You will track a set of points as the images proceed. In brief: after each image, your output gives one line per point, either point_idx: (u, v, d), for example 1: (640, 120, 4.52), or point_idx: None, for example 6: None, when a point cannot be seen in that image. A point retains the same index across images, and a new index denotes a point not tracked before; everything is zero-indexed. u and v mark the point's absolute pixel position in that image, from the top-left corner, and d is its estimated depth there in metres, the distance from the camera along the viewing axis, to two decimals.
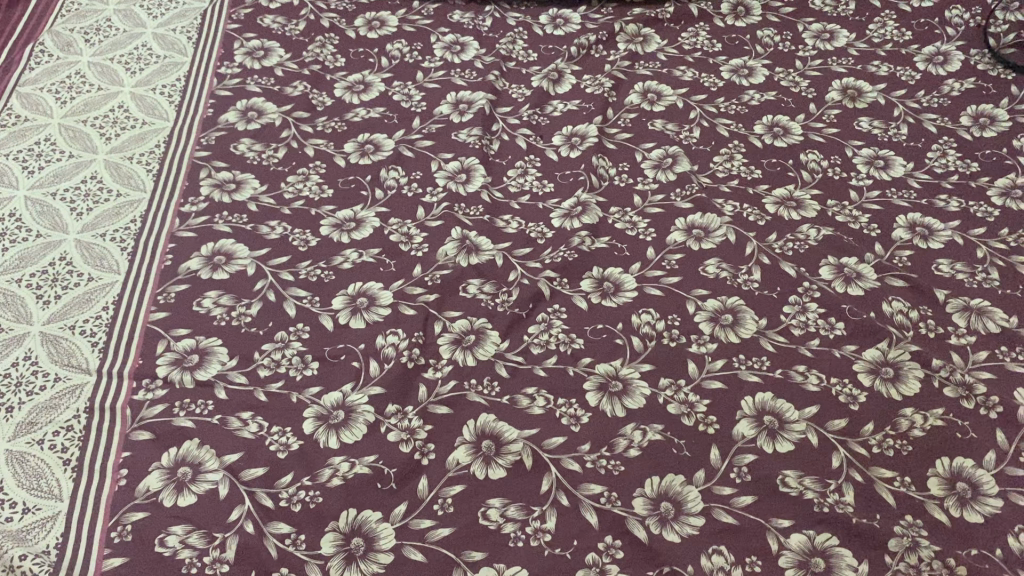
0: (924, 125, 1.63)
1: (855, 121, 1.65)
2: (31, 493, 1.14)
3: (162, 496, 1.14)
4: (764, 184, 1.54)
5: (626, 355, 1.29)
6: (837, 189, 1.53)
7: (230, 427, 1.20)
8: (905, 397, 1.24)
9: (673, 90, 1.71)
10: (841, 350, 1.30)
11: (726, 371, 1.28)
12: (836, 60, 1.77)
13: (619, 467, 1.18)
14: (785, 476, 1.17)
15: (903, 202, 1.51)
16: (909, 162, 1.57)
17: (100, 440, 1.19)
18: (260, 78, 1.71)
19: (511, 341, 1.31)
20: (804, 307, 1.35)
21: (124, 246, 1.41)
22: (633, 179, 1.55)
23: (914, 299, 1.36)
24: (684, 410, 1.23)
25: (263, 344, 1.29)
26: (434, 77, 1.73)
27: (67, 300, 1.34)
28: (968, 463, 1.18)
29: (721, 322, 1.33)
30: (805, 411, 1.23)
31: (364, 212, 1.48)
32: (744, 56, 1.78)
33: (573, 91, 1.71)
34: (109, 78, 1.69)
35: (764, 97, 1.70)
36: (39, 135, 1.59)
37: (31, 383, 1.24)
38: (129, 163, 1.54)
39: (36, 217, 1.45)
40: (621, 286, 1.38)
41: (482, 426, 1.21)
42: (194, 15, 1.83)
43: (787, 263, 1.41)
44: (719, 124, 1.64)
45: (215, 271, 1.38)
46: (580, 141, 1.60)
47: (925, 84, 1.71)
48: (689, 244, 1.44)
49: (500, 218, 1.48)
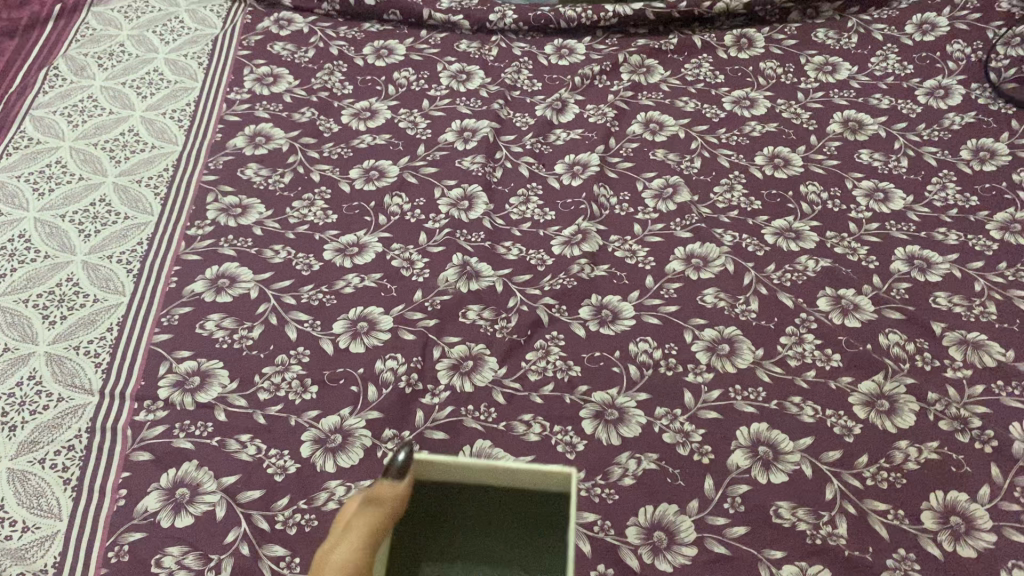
0: (924, 158, 1.65)
1: (855, 153, 1.66)
2: (31, 511, 1.15)
3: (159, 517, 1.15)
4: (764, 215, 1.55)
5: (623, 383, 1.31)
6: (836, 220, 1.54)
7: (229, 449, 1.22)
8: (900, 430, 1.25)
9: (675, 121, 1.73)
10: (837, 381, 1.31)
11: (723, 401, 1.28)
12: (837, 93, 1.79)
13: (612, 495, 1.18)
14: (778, 507, 1.17)
15: (902, 234, 1.52)
16: (908, 196, 1.58)
17: (101, 459, 1.20)
18: (269, 104, 1.74)
19: (509, 367, 1.32)
20: (801, 338, 1.36)
21: (130, 268, 1.43)
22: (633, 208, 1.56)
23: (911, 331, 1.37)
24: (679, 439, 1.24)
25: (263, 367, 1.31)
26: (440, 105, 1.76)
27: (73, 321, 1.36)
28: (962, 497, 1.18)
29: (718, 352, 1.34)
30: (800, 442, 1.23)
31: (367, 237, 1.50)
32: (746, 88, 1.81)
33: (576, 120, 1.74)
34: (120, 103, 1.73)
35: (766, 128, 1.72)
36: (50, 158, 1.62)
37: (35, 402, 1.26)
38: (138, 187, 1.57)
39: (45, 238, 1.48)
40: (620, 314, 1.40)
41: (477, 452, 1.22)
42: (206, 41, 1.87)
43: (785, 294, 1.42)
44: (720, 155, 1.66)
45: (219, 293, 1.40)
46: (582, 170, 1.63)
47: (925, 118, 1.73)
48: (687, 273, 1.46)
49: (501, 245, 1.50)
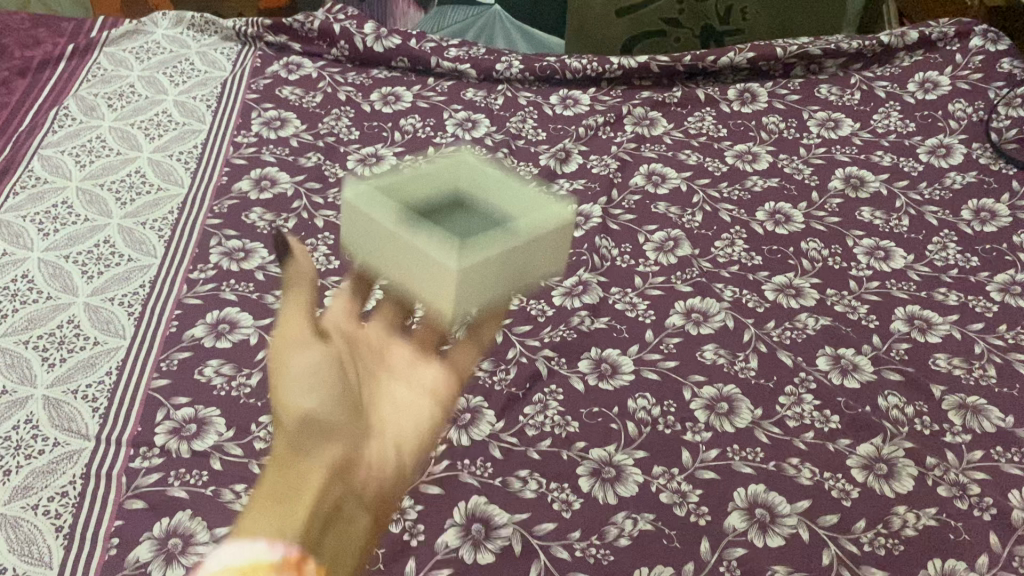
0: (925, 217, 1.66)
1: (857, 211, 1.67)
2: (21, 558, 1.13)
3: (150, 566, 1.12)
4: (764, 271, 1.56)
5: (621, 441, 1.30)
6: (837, 278, 1.55)
7: (223, 499, 1.20)
8: (898, 495, 1.24)
9: (678, 173, 1.75)
10: (835, 444, 1.30)
11: (721, 461, 1.28)
12: (840, 149, 1.81)
13: (608, 555, 1.17)
14: (776, 571, 1.15)
15: (902, 293, 1.52)
16: (909, 254, 1.59)
17: (93, 506, 1.19)
18: (275, 148, 1.75)
19: (506, 422, 1.32)
20: (800, 398, 1.36)
21: (131, 312, 1.44)
22: (634, 260, 1.58)
23: (910, 393, 1.37)
24: (676, 500, 1.23)
25: (260, 416, 1.30)
26: (445, 152, 1.78)
27: (72, 364, 1.36)
28: (961, 565, 1.16)
29: (716, 411, 1.34)
30: (798, 505, 1.23)
31: None
32: (749, 142, 1.83)
33: (579, 170, 1.75)
34: (128, 144, 1.74)
35: (768, 182, 1.73)
36: (57, 198, 1.62)
37: (30, 447, 1.25)
38: (142, 230, 1.57)
39: (47, 279, 1.48)
40: (619, 368, 1.40)
41: (473, 508, 1.20)
42: (214, 84, 1.89)
43: (784, 352, 1.42)
44: (722, 210, 1.68)
45: (219, 338, 1.41)
46: (584, 221, 1.64)
47: (927, 176, 1.74)
48: (688, 327, 1.46)
49: None
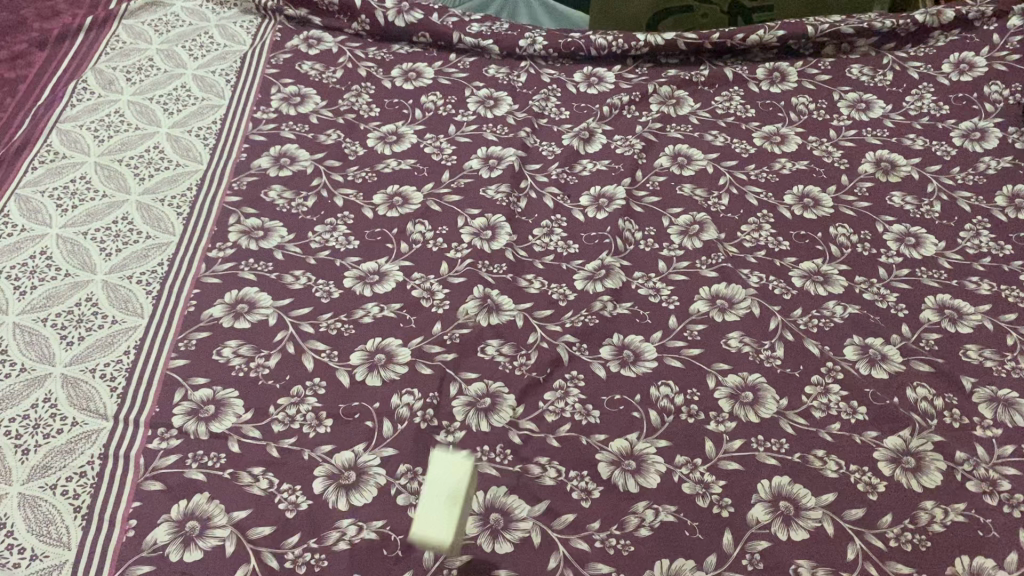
0: (958, 203, 1.62)
1: (887, 196, 1.63)
2: (40, 538, 1.13)
3: (168, 550, 1.12)
4: (791, 257, 1.53)
5: (643, 429, 1.28)
6: (866, 264, 1.52)
7: (242, 483, 1.19)
8: (925, 489, 1.21)
9: (704, 155, 1.71)
10: (862, 436, 1.28)
11: (744, 452, 1.26)
12: (870, 131, 1.76)
13: (628, 547, 1.15)
14: (799, 566, 1.14)
15: (933, 281, 1.49)
16: (940, 241, 1.55)
17: (111, 487, 1.18)
18: (295, 124, 1.73)
19: (527, 407, 1.30)
20: (827, 388, 1.33)
21: (150, 290, 1.42)
22: (659, 244, 1.55)
23: (940, 385, 1.34)
24: (699, 490, 1.21)
25: (279, 398, 1.29)
26: (467, 131, 1.75)
27: (90, 342, 1.35)
28: (989, 563, 1.14)
29: (741, 400, 1.31)
30: (822, 498, 1.20)
31: (388, 265, 1.49)
32: (777, 123, 1.78)
33: (603, 150, 1.72)
34: (147, 119, 1.72)
35: (796, 165, 1.69)
36: (75, 173, 1.61)
37: (49, 426, 1.24)
38: (161, 206, 1.56)
39: (66, 256, 1.47)
40: (641, 355, 1.37)
41: (492, 497, 1.20)
42: (234, 58, 1.87)
43: (811, 341, 1.40)
44: (749, 193, 1.64)
45: (238, 319, 1.39)
46: (608, 202, 1.61)
47: (960, 161, 1.70)
48: (712, 314, 1.43)
49: (523, 278, 1.49)
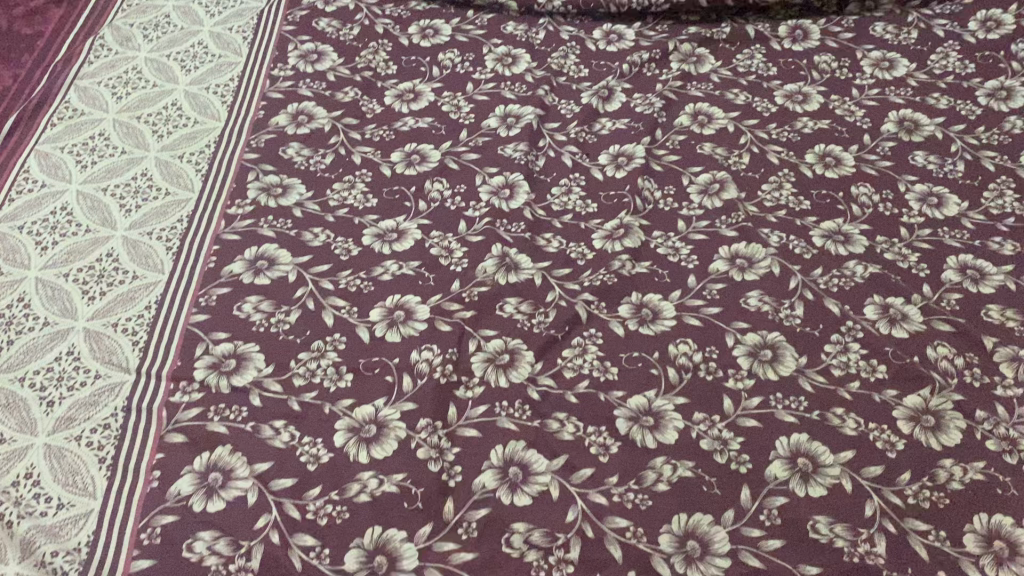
0: (982, 163, 1.60)
1: (910, 155, 1.61)
2: (66, 488, 1.15)
3: (192, 500, 1.14)
4: (812, 216, 1.51)
5: (661, 386, 1.28)
6: (887, 224, 1.50)
7: (263, 435, 1.21)
8: (944, 448, 1.21)
9: (725, 113, 1.69)
10: (881, 394, 1.27)
11: (763, 409, 1.26)
12: (894, 90, 1.74)
13: (646, 501, 1.16)
14: (816, 522, 1.15)
15: (955, 241, 1.47)
16: (963, 201, 1.54)
17: (134, 439, 1.20)
18: (312, 82, 1.72)
19: (545, 363, 1.31)
20: (846, 347, 1.33)
21: (170, 246, 1.43)
22: (678, 203, 1.54)
23: (961, 345, 1.33)
24: (717, 447, 1.22)
25: (299, 353, 1.30)
26: (485, 88, 1.73)
27: (111, 297, 1.36)
28: (1007, 521, 1.14)
29: (760, 358, 1.31)
30: (841, 455, 1.21)
31: (406, 223, 1.49)
32: (799, 82, 1.76)
33: (622, 109, 1.70)
34: (165, 76, 1.72)
35: (818, 125, 1.67)
36: (94, 130, 1.61)
37: (72, 378, 1.26)
38: (180, 163, 1.56)
39: (86, 212, 1.47)
40: (660, 314, 1.37)
41: (510, 452, 1.21)
42: (250, 14, 1.85)
43: (831, 300, 1.39)
44: (770, 152, 1.62)
45: (258, 275, 1.40)
46: (627, 161, 1.60)
47: (985, 120, 1.67)
48: (732, 274, 1.43)
49: (541, 237, 1.48)
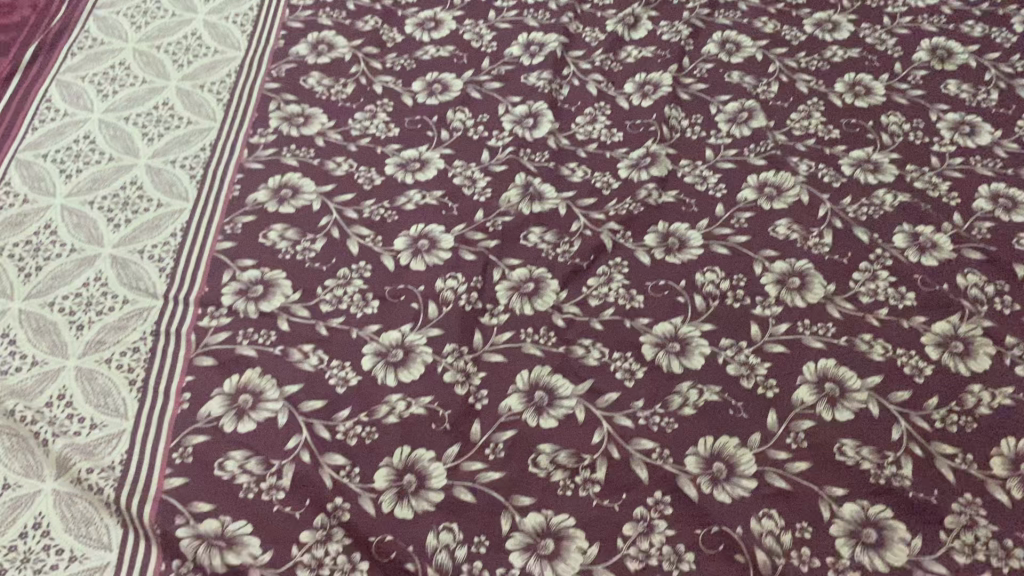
0: (1016, 92, 1.56)
1: (942, 84, 1.58)
2: (98, 409, 1.16)
3: (223, 421, 1.16)
4: (841, 145, 1.49)
5: (688, 313, 1.28)
6: (918, 153, 1.47)
7: (292, 359, 1.22)
8: (973, 374, 1.21)
9: (753, 42, 1.66)
10: (910, 321, 1.26)
11: (790, 335, 1.25)
12: (927, 18, 1.69)
13: (672, 424, 1.17)
14: (843, 444, 1.15)
15: (987, 170, 1.45)
16: (996, 130, 1.51)
17: (164, 362, 1.21)
18: (332, 11, 1.69)
19: (571, 291, 1.30)
20: (875, 275, 1.31)
21: (193, 174, 1.43)
22: (705, 132, 1.51)
23: (991, 273, 1.31)
24: (743, 372, 1.21)
25: (326, 280, 1.30)
26: (508, 17, 1.70)
27: (136, 223, 1.36)
28: None
29: (788, 285, 1.30)
30: (869, 380, 1.20)
31: (429, 152, 1.48)
32: (829, 9, 1.72)
33: (648, 37, 1.67)
34: (183, 5, 1.70)
35: (848, 53, 1.63)
36: (115, 59, 1.60)
37: (100, 303, 1.27)
38: (201, 92, 1.55)
39: (109, 140, 1.47)
40: (686, 242, 1.36)
41: (536, 376, 1.21)
42: None
43: (860, 229, 1.37)
44: (798, 80, 1.59)
45: (282, 203, 1.39)
46: (653, 90, 1.57)
47: (1020, 48, 1.63)
48: (759, 202, 1.41)
49: (566, 166, 1.47)
